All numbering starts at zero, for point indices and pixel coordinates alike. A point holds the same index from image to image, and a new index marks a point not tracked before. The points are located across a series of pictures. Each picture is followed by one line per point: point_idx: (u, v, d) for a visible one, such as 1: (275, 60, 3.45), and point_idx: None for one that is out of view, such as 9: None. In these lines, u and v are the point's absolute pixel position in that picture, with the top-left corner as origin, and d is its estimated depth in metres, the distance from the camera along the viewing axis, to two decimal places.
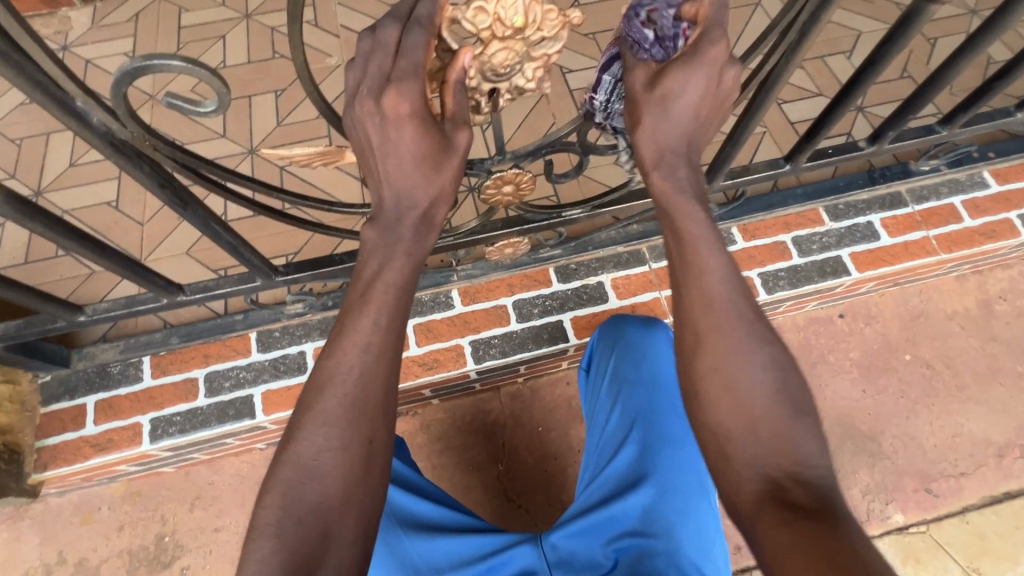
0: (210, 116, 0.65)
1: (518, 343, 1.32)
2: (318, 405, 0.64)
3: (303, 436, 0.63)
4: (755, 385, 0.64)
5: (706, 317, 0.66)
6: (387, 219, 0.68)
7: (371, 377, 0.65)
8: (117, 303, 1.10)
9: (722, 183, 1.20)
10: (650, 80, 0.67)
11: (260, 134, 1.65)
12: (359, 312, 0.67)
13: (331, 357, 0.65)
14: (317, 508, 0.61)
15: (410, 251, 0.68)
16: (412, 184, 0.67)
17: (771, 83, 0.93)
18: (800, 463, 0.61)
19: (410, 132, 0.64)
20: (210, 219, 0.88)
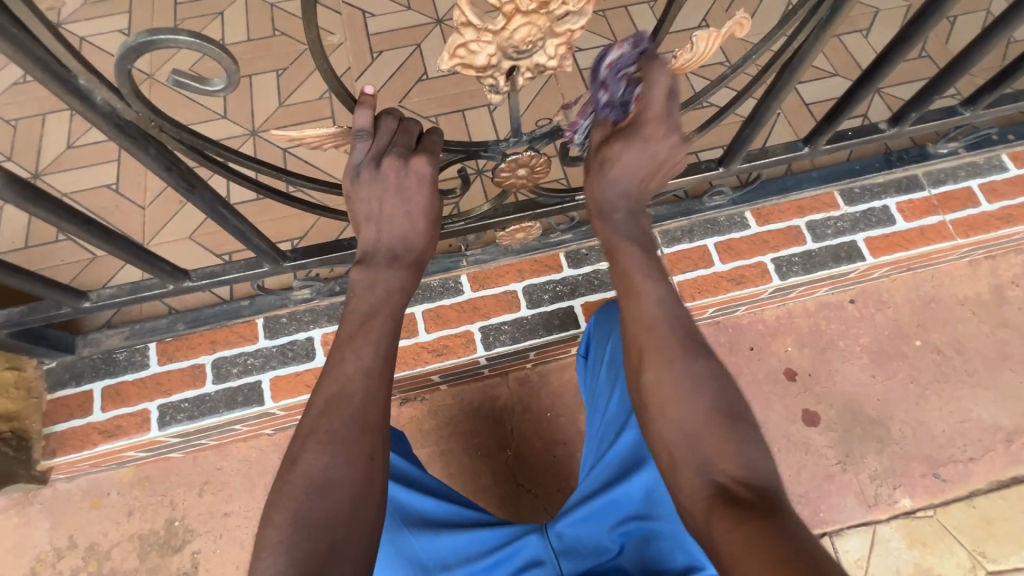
0: (218, 94, 0.62)
1: (529, 329, 1.30)
2: (320, 428, 0.67)
3: (305, 458, 0.66)
4: (696, 395, 0.71)
5: (645, 341, 0.77)
6: (377, 264, 0.78)
7: (374, 404, 0.70)
8: (122, 289, 1.08)
9: (739, 166, 1.18)
10: (606, 141, 0.82)
11: (261, 115, 1.61)
12: (363, 343, 0.73)
13: (330, 385, 0.70)
14: (325, 523, 0.62)
15: (405, 286, 0.79)
16: (407, 235, 0.79)
17: (795, 64, 0.90)
18: (745, 467, 0.66)
19: (408, 195, 0.76)
20: (217, 202, 0.85)
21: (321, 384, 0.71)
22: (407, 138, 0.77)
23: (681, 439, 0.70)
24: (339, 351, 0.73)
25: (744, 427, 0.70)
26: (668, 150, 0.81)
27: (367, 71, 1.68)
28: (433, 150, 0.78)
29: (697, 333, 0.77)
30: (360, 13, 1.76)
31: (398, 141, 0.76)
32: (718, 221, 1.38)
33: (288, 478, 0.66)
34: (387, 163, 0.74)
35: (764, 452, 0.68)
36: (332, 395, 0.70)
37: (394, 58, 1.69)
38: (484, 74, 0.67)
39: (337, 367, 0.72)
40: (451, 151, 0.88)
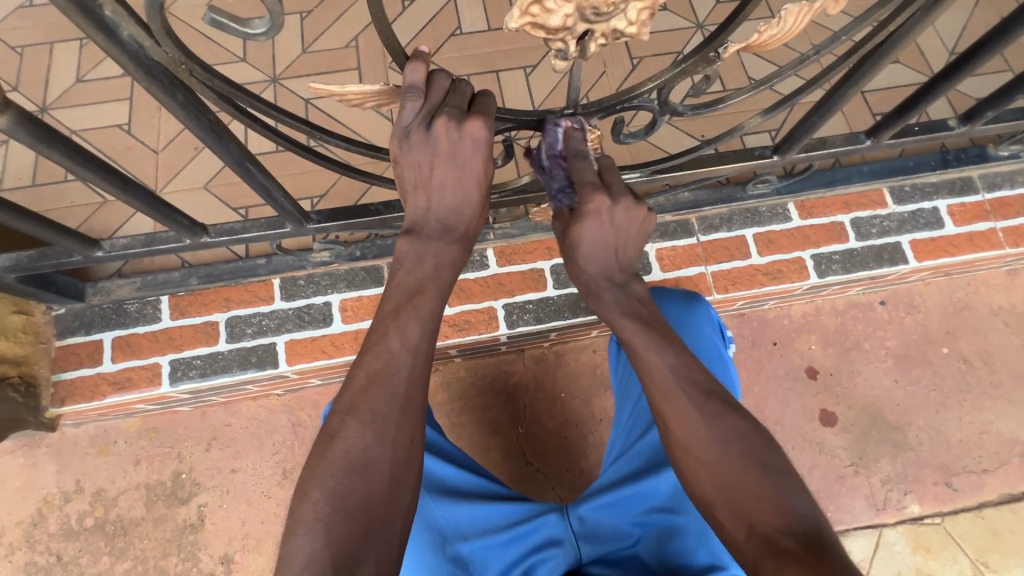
0: (259, 38, 0.55)
1: (554, 310, 1.26)
2: (364, 403, 0.65)
3: (345, 434, 0.64)
4: (723, 449, 0.72)
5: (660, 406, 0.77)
6: (427, 236, 0.74)
7: (417, 384, 0.68)
8: (136, 240, 1.03)
9: (794, 155, 1.11)
10: (568, 226, 0.83)
11: (283, 61, 1.52)
12: (409, 319, 0.69)
13: (375, 360, 0.67)
14: (364, 502, 0.62)
15: (455, 261, 0.74)
16: (458, 206, 0.73)
17: (884, 50, 0.81)
18: (789, 513, 0.67)
19: (461, 162, 0.69)
20: (244, 156, 0.79)
21: (363, 357, 0.68)
22: (461, 98, 0.69)
23: (719, 489, 0.71)
24: (383, 325, 0.70)
25: (783, 475, 0.70)
26: (634, 212, 0.80)
27: (397, 21, 1.57)
28: (489, 111, 0.69)
29: (719, 388, 0.78)
30: None
31: (451, 101, 0.68)
32: (759, 211, 1.32)
33: (323, 452, 0.64)
34: (438, 125, 0.67)
35: (803, 491, 0.69)
36: (376, 369, 0.67)
37: (427, 8, 1.58)
38: (554, 37, 0.60)
39: (380, 341, 0.68)
40: (501, 119, 0.79)
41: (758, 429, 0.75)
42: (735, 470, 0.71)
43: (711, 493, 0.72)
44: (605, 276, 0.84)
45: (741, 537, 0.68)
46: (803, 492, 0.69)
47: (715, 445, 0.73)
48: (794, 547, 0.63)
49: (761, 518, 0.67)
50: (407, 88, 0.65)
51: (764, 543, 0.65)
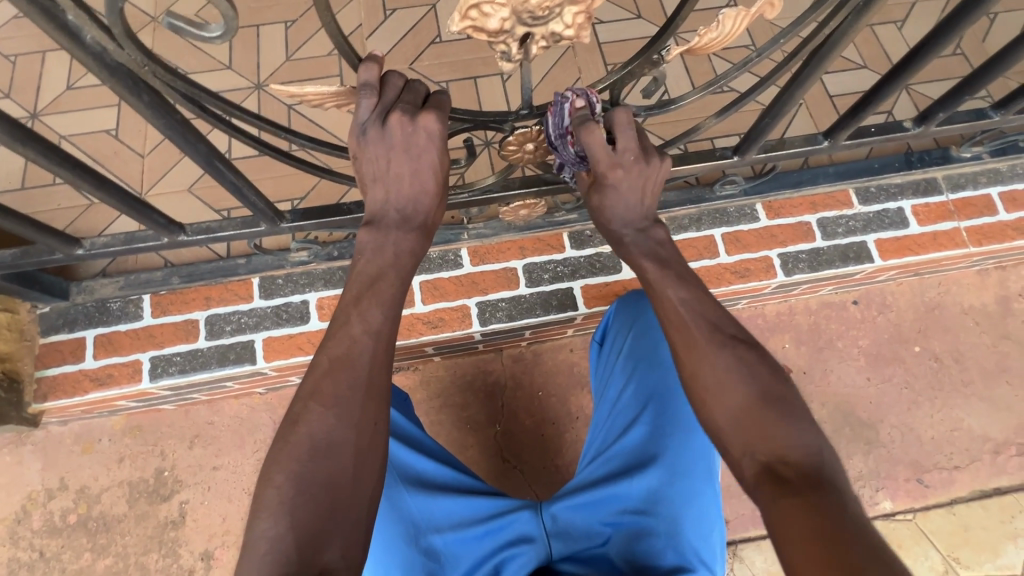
0: (216, 42, 0.59)
1: (526, 308, 1.29)
2: (327, 388, 0.68)
3: (309, 418, 0.66)
4: (730, 384, 0.72)
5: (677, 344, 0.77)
6: (387, 226, 0.77)
7: (380, 367, 0.70)
8: (115, 238, 1.06)
9: (754, 156, 1.15)
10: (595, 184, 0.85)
11: (268, 69, 1.56)
12: (371, 305, 0.73)
13: (338, 345, 0.70)
14: (328, 483, 0.64)
15: (415, 250, 0.78)
16: (415, 194, 0.77)
17: (824, 53, 0.86)
18: (785, 442, 0.66)
19: (416, 155, 0.74)
20: (212, 155, 0.82)
21: (326, 344, 0.71)
22: (414, 96, 0.74)
23: (726, 415, 0.71)
24: (344, 314, 0.72)
25: (784, 402, 0.70)
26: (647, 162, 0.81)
27: (379, 29, 1.62)
28: (441, 107, 0.74)
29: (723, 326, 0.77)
30: None
31: (405, 100, 0.72)
32: (727, 211, 1.35)
33: (288, 438, 0.66)
34: (394, 119, 0.71)
35: (808, 421, 0.69)
36: (339, 354, 0.70)
37: (408, 17, 1.63)
38: (496, 39, 0.63)
39: (342, 329, 0.71)
40: (458, 119, 0.83)
41: (765, 362, 0.74)
42: (740, 405, 0.70)
43: (718, 421, 0.72)
44: (630, 225, 0.86)
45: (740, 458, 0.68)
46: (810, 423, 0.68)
47: (725, 378, 0.72)
48: (795, 477, 0.63)
49: (760, 441, 0.67)
50: (359, 86, 0.69)
51: (763, 468, 0.65)
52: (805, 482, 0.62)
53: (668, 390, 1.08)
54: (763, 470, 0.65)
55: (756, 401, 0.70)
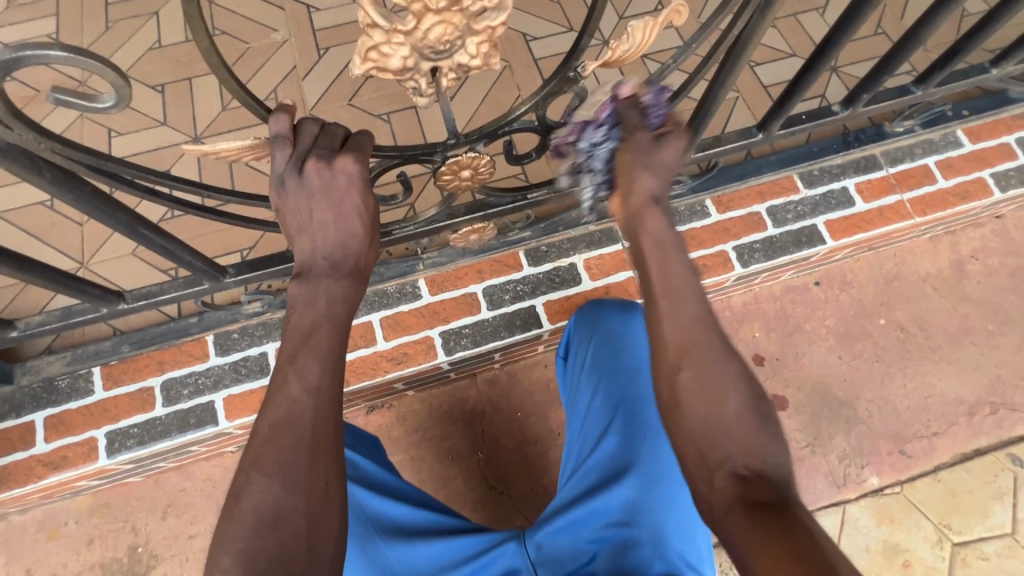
0: (111, 113, 0.58)
1: (491, 332, 1.27)
2: (268, 454, 0.62)
3: (252, 489, 0.61)
4: (734, 400, 0.64)
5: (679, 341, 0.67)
6: (317, 276, 0.72)
7: (323, 424, 0.64)
8: (52, 315, 1.03)
9: (693, 155, 1.16)
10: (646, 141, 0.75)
11: (204, 120, 1.55)
12: (307, 360, 0.67)
13: (277, 407, 0.64)
14: (277, 560, 0.58)
15: (348, 295, 0.73)
16: (343, 239, 0.73)
17: (739, 52, 0.88)
18: (764, 460, 0.62)
19: (339, 199, 0.72)
20: (137, 223, 0.80)
21: (266, 408, 0.65)
22: (331, 139, 0.73)
23: (716, 428, 0.63)
24: (280, 372, 0.66)
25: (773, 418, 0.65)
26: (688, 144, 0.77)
27: (313, 70, 1.61)
28: (361, 147, 0.74)
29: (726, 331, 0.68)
30: (304, 8, 1.69)
31: (321, 145, 0.72)
32: (678, 211, 1.36)
33: (232, 514, 0.61)
34: (310, 166, 0.70)
35: (785, 447, 0.64)
36: (278, 417, 0.64)
37: (342, 54, 1.63)
38: (403, 77, 0.63)
39: (280, 389, 0.65)
40: (384, 156, 0.83)
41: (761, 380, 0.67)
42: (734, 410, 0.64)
43: (703, 435, 0.63)
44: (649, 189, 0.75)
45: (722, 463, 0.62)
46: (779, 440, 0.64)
47: (726, 389, 0.64)
48: (768, 501, 0.58)
49: (742, 454, 0.62)
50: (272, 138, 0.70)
51: (739, 485, 0.60)
52: (785, 508, 0.57)
53: (635, 397, 1.05)
54: (737, 492, 0.60)
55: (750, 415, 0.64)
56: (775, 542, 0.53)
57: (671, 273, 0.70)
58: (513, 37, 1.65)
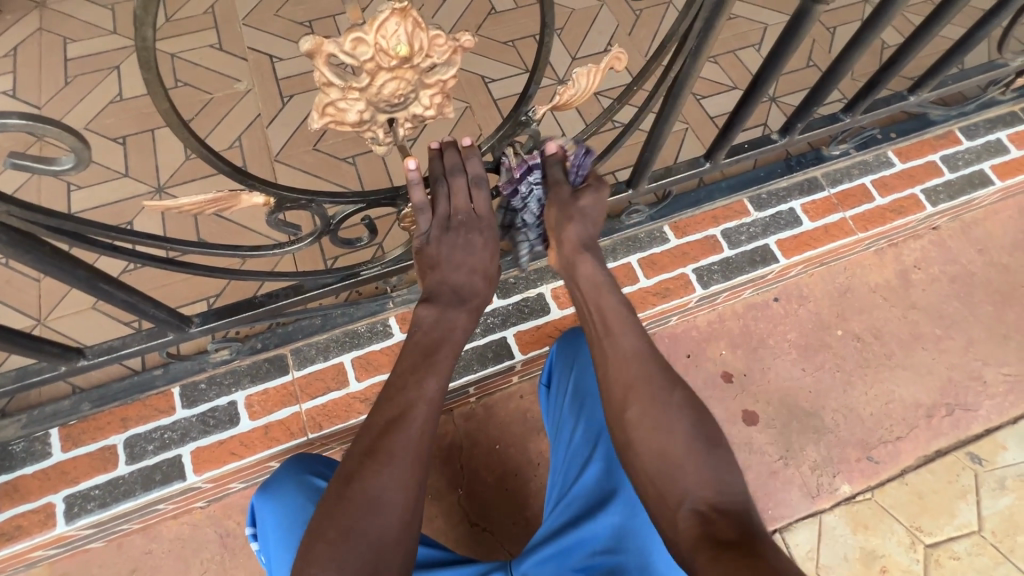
0: (70, 175, 0.59)
1: (463, 366, 1.28)
2: (383, 447, 0.71)
3: (365, 475, 0.69)
4: (678, 431, 0.78)
5: (633, 382, 0.82)
6: (443, 303, 0.84)
7: (430, 431, 0.73)
8: (6, 377, 0.99)
9: (647, 185, 1.22)
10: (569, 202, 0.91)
11: (167, 171, 1.55)
12: (426, 375, 0.77)
13: (392, 409, 0.74)
14: (377, 540, 0.66)
15: (462, 328, 0.84)
16: (472, 283, 0.86)
17: (677, 90, 0.95)
18: (719, 492, 0.73)
19: (469, 264, 0.85)
20: (98, 279, 0.80)
21: (382, 407, 0.75)
22: (463, 199, 0.83)
23: (663, 466, 0.76)
24: (402, 379, 0.77)
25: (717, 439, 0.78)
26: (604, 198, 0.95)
27: (277, 117, 1.64)
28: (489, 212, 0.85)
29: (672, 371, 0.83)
30: (266, 58, 1.74)
31: (458, 211, 0.83)
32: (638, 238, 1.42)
33: (343, 493, 0.69)
34: (451, 228, 0.84)
35: (736, 473, 0.76)
36: (393, 416, 0.74)
37: (306, 101, 1.67)
38: (361, 128, 0.66)
39: (399, 394, 0.76)
40: (348, 202, 0.86)
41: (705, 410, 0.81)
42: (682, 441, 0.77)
43: (665, 473, 0.75)
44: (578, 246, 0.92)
45: (683, 498, 0.73)
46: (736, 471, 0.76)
47: (670, 428, 0.78)
48: (737, 536, 0.67)
49: (700, 489, 0.73)
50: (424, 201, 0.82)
51: (703, 520, 0.70)
52: (746, 541, 0.66)
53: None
54: (699, 520, 0.70)
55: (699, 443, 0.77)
56: (726, 561, 0.63)
57: (611, 312, 0.88)
58: (472, 80, 1.73)
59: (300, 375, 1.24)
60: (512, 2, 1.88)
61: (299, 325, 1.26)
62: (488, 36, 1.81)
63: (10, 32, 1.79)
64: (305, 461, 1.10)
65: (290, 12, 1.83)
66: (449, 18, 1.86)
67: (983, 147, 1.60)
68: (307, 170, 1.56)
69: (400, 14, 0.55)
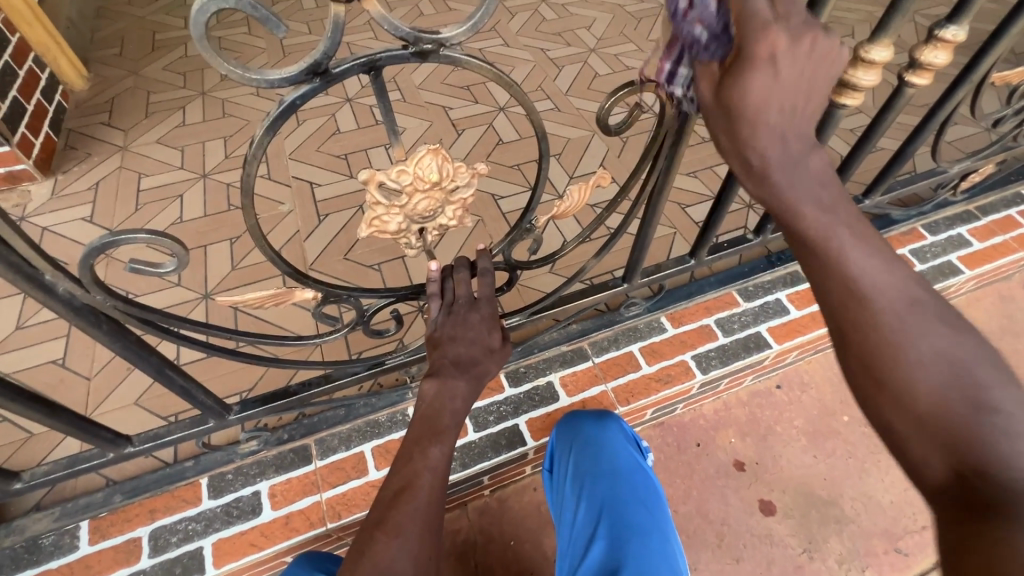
0: (170, 276, 0.74)
1: (478, 453, 1.33)
2: (389, 518, 0.71)
3: (375, 548, 0.67)
4: (927, 372, 0.56)
5: (845, 310, 0.60)
6: (446, 375, 0.90)
7: (436, 501, 0.74)
8: (58, 464, 1.07)
9: (640, 280, 1.37)
10: (720, 86, 0.60)
11: (214, 279, 1.75)
12: (431, 444, 0.80)
13: (400, 478, 0.76)
14: None
15: (466, 397, 0.90)
16: (476, 356, 0.94)
17: (658, 196, 1.12)
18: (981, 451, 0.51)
19: (473, 337, 0.95)
20: (164, 365, 0.92)
21: (391, 478, 0.77)
22: (466, 288, 0.98)
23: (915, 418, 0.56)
24: (408, 452, 0.80)
25: (966, 360, 0.56)
26: (809, 53, 0.56)
27: (314, 232, 1.88)
28: (489, 294, 0.99)
29: (926, 292, 0.60)
30: (308, 184, 2.03)
31: (461, 297, 0.97)
32: (638, 328, 1.54)
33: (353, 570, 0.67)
34: (454, 308, 0.96)
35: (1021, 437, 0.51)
36: (402, 485, 0.75)
37: (339, 218, 1.92)
38: (398, 236, 0.83)
39: (406, 464, 0.78)
40: (381, 296, 1.00)
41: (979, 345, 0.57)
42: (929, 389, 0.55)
43: (905, 427, 0.56)
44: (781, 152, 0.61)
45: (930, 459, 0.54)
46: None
47: (911, 369, 0.56)
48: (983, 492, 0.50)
49: (947, 452, 0.53)
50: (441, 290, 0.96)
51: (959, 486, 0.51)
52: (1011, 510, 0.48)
53: (617, 500, 1.11)
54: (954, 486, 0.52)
55: (941, 396, 0.55)
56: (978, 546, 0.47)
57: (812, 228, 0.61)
58: (485, 198, 1.98)
59: (323, 464, 1.29)
60: (517, 134, 2.22)
61: (325, 416, 1.35)
62: (497, 162, 2.11)
63: (94, 169, 2.13)
64: (319, 558, 1.11)
65: (330, 147, 2.17)
66: (465, 147, 2.18)
67: (947, 241, 1.77)
68: (338, 277, 1.75)
69: (434, 152, 0.73)
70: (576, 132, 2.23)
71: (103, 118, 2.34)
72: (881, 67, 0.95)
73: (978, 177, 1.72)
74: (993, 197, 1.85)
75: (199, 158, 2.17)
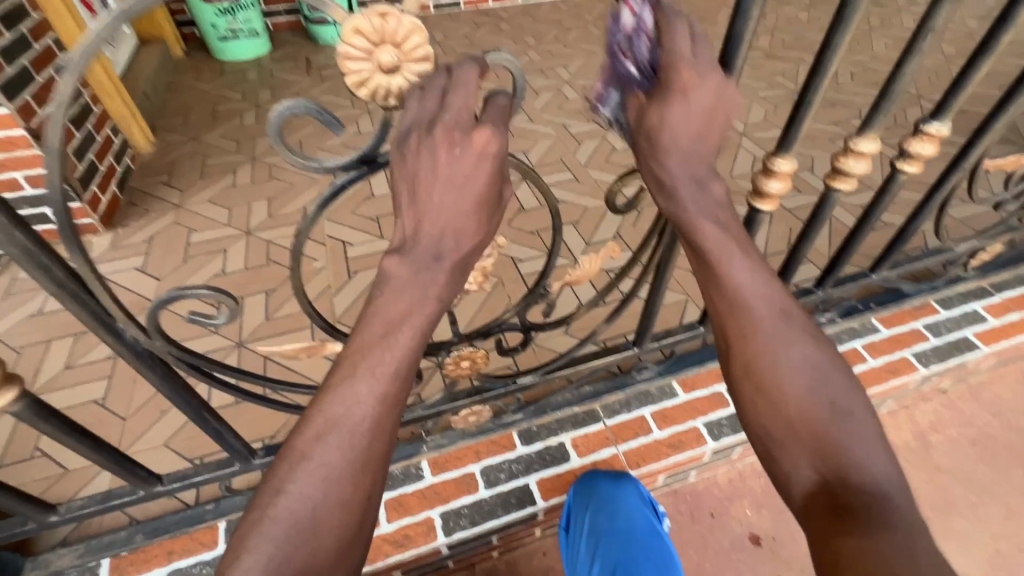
0: (221, 326, 0.83)
1: (488, 511, 1.35)
2: (315, 452, 0.59)
3: (292, 489, 0.57)
4: (798, 380, 0.68)
5: (731, 318, 0.72)
6: (416, 252, 0.65)
7: (375, 429, 0.60)
8: (92, 499, 1.13)
9: (651, 344, 1.42)
10: (643, 111, 0.73)
11: (248, 328, 1.86)
12: (368, 369, 0.61)
13: (333, 402, 0.60)
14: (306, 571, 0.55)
15: (443, 294, 0.65)
16: (463, 227, 0.66)
17: (665, 267, 1.20)
18: (846, 463, 0.63)
19: (464, 182, 0.64)
20: (202, 408, 1.00)
21: (323, 400, 0.61)
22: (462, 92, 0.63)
23: (786, 424, 0.67)
24: (348, 365, 0.62)
25: (833, 382, 0.69)
26: (718, 90, 0.70)
27: (344, 287, 2.01)
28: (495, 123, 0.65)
29: (797, 312, 0.73)
30: (341, 243, 2.18)
31: None
32: (650, 392, 1.56)
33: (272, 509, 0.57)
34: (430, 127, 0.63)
35: (877, 453, 0.64)
36: (336, 412, 0.60)
37: (367, 276, 2.04)
38: None
39: (340, 388, 0.61)
40: None
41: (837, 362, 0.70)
42: (801, 397, 0.68)
43: (777, 432, 0.68)
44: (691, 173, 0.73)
45: (799, 465, 0.65)
46: (881, 440, 0.65)
47: (785, 378, 0.69)
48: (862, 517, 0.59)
49: (815, 458, 0.65)
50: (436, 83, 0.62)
51: (821, 488, 0.63)
52: (874, 529, 0.57)
53: (630, 561, 1.23)
54: (819, 493, 0.63)
55: (815, 415, 0.67)
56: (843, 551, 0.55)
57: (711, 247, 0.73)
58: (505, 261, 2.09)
59: None
60: (537, 202, 2.36)
61: None
62: (518, 228, 2.25)
63: (150, 224, 2.34)
64: None
65: (364, 210, 2.34)
66: None
67: (961, 317, 1.78)
68: None
69: None
70: (593, 202, 2.36)
71: (163, 179, 2.58)
72: (870, 157, 1.05)
73: (987, 255, 1.76)
74: (1007, 274, 1.87)
75: (245, 216, 2.36)
